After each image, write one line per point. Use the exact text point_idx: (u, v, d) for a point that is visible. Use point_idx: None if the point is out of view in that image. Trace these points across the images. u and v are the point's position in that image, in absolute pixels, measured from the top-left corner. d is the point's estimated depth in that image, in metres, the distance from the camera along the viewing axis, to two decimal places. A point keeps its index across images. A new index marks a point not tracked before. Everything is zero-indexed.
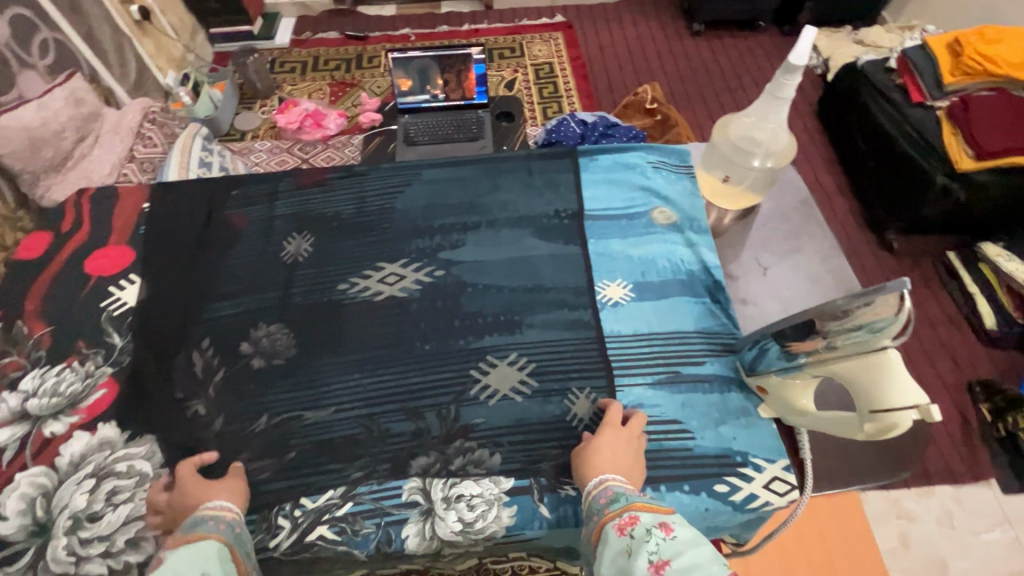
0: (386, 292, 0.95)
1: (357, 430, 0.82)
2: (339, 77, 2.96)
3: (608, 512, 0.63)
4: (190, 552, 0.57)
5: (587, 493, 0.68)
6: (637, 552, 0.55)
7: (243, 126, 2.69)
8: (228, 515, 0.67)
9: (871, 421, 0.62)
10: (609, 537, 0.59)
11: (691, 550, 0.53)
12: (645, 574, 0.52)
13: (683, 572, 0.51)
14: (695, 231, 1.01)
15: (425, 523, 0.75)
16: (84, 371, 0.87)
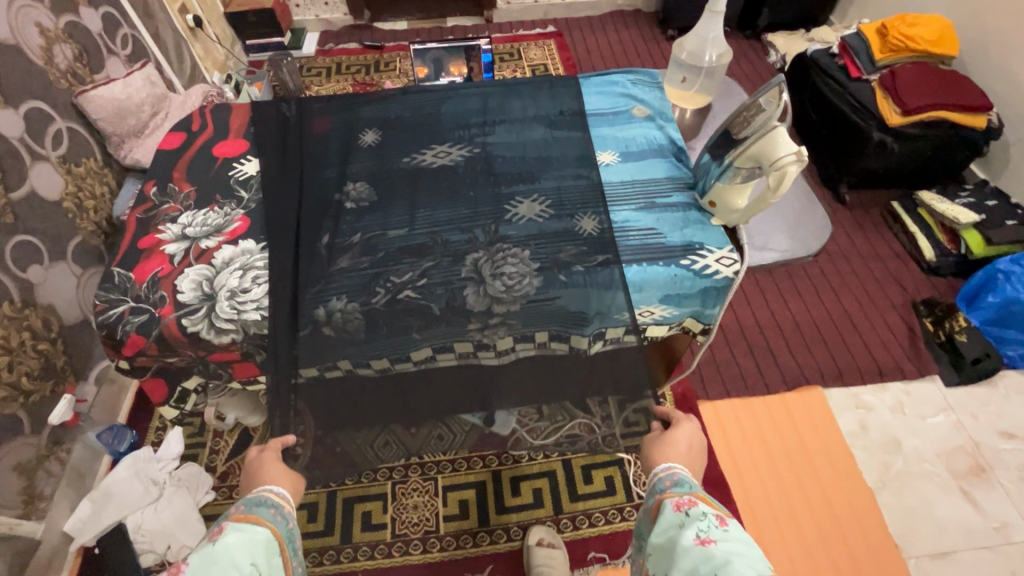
0: (439, 163, 1.30)
1: (426, 240, 1.15)
2: (360, 80, 3.39)
3: (670, 493, 0.87)
4: (244, 532, 0.73)
5: (657, 476, 0.94)
6: (689, 526, 0.77)
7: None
8: (284, 507, 0.85)
9: (773, 172, 0.96)
10: (668, 510, 0.83)
11: (738, 540, 0.72)
12: (691, 542, 0.73)
13: (724, 549, 0.70)
14: (664, 120, 1.36)
15: (480, 288, 1.08)
16: (223, 212, 1.20)
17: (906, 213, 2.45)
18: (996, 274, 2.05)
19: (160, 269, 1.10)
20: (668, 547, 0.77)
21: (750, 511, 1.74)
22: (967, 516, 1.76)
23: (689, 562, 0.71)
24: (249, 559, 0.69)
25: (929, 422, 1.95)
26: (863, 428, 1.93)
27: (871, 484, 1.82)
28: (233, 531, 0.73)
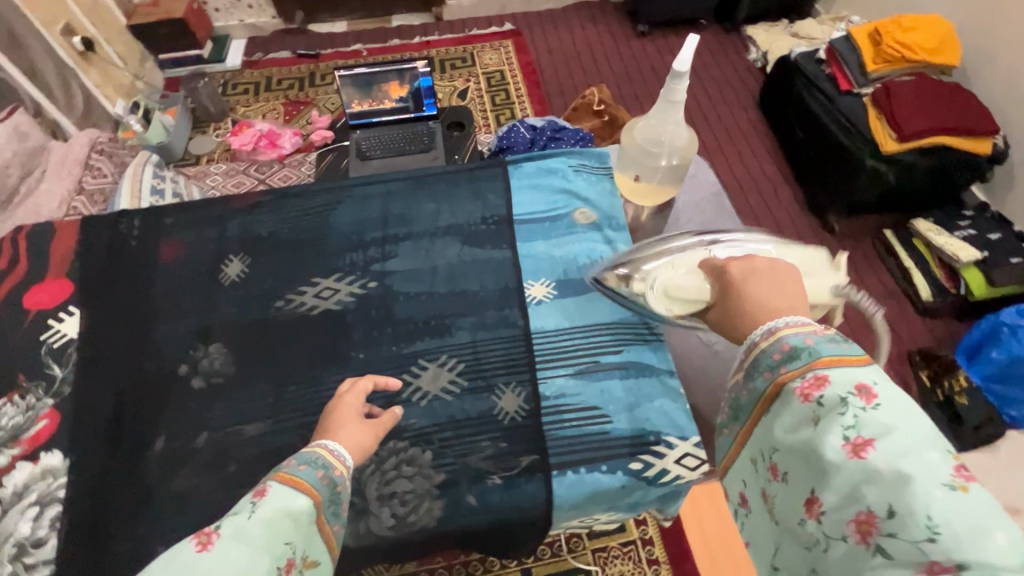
0: (321, 306, 1.00)
1: (295, 440, 0.86)
2: (293, 98, 2.71)
3: (785, 371, 0.55)
4: (285, 501, 0.57)
5: (762, 352, 0.58)
6: (825, 420, 0.49)
7: (196, 149, 2.44)
8: (337, 470, 0.66)
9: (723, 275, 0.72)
10: (790, 402, 0.53)
11: (901, 425, 0.46)
12: (840, 453, 0.47)
13: (893, 457, 0.44)
14: (612, 229, 1.07)
15: (361, 522, 0.79)
16: (24, 404, 0.89)
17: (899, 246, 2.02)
18: (998, 328, 1.62)
19: None
20: (806, 455, 0.50)
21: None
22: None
23: (842, 481, 0.46)
24: (283, 535, 0.54)
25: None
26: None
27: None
28: (273, 497, 0.57)
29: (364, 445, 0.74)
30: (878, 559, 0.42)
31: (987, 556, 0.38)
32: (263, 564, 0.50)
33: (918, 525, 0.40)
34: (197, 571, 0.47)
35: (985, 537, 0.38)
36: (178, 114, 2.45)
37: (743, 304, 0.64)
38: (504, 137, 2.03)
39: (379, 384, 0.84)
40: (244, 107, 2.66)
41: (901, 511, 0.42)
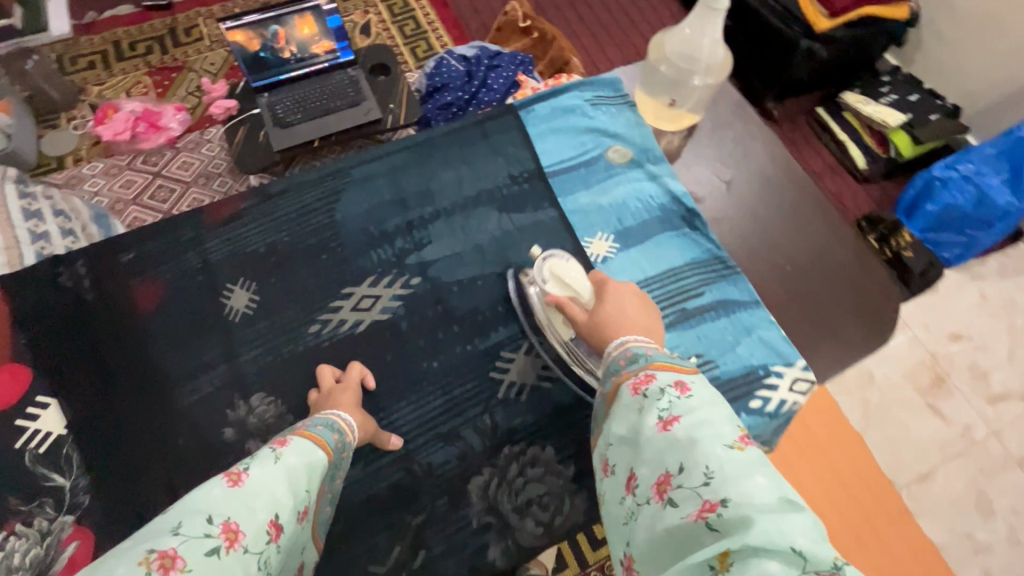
0: (366, 319, 0.85)
1: (400, 476, 0.76)
2: (161, 64, 1.70)
3: (625, 372, 0.58)
4: (305, 453, 0.57)
5: (617, 351, 0.62)
6: (647, 404, 0.53)
7: (55, 151, 1.52)
8: (349, 434, 0.67)
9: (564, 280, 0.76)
10: (622, 394, 0.56)
11: (706, 408, 0.51)
12: (654, 431, 0.51)
13: (692, 428, 0.49)
14: (653, 163, 0.99)
15: (507, 539, 0.73)
16: (33, 533, 0.68)
17: (833, 121, 1.73)
18: (930, 183, 1.50)
19: None
20: (629, 442, 0.53)
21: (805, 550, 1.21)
22: (938, 435, 1.39)
23: (653, 453, 0.50)
24: (303, 481, 0.55)
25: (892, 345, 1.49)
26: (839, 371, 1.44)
27: (856, 426, 1.38)
28: (296, 446, 0.57)
29: (363, 419, 0.73)
30: (672, 510, 0.46)
31: (751, 492, 0.43)
32: (285, 504, 0.51)
33: (699, 474, 0.46)
34: (236, 506, 0.47)
35: (749, 481, 0.44)
36: (8, 104, 1.43)
37: (609, 317, 0.67)
38: (433, 73, 1.50)
39: (364, 378, 0.80)
40: (98, 87, 1.64)
41: (691, 467, 0.47)
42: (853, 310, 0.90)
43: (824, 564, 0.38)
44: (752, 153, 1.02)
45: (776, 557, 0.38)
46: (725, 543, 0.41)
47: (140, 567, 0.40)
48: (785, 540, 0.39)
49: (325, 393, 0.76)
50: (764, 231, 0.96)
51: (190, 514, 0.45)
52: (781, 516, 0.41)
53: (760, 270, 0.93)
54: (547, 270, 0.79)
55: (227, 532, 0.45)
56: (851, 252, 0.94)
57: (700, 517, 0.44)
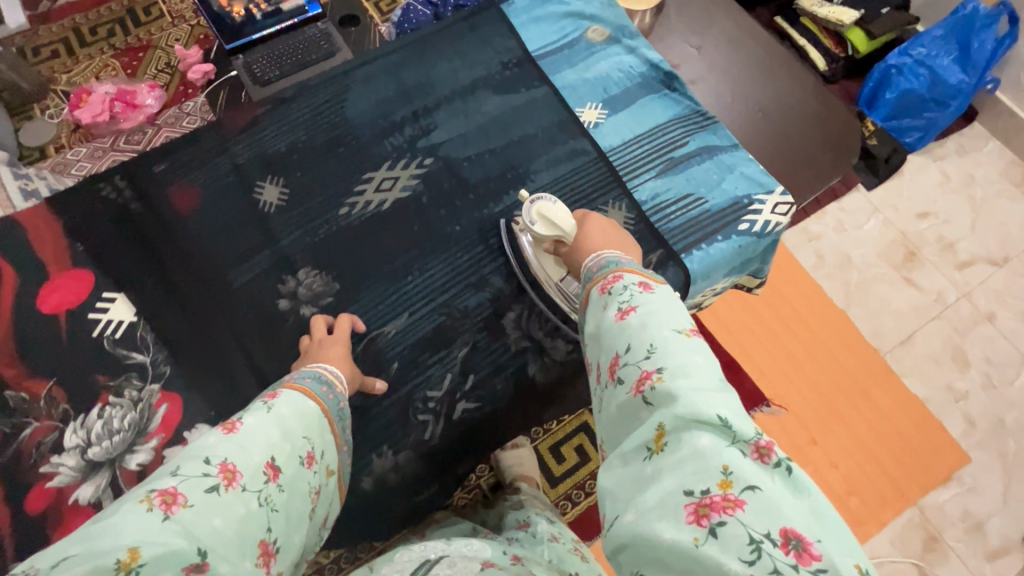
0: (389, 198, 0.94)
1: (441, 320, 0.86)
2: (126, 45, 1.53)
3: (597, 277, 0.66)
4: (296, 404, 0.60)
5: (597, 260, 0.69)
6: (610, 300, 0.62)
7: (36, 141, 1.40)
8: (338, 385, 0.69)
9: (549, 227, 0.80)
10: (592, 297, 0.64)
11: (662, 304, 0.58)
12: (614, 321, 0.59)
13: (645, 317, 0.57)
14: (629, 37, 1.07)
15: (543, 358, 0.84)
16: (127, 401, 0.79)
17: (791, 27, 1.75)
18: (887, 72, 1.58)
19: None
20: (593, 339, 0.62)
21: (773, 412, 1.37)
22: (914, 303, 1.52)
23: (611, 340, 0.59)
24: (300, 430, 0.59)
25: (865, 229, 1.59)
26: (819, 256, 1.56)
27: (839, 304, 1.51)
28: (287, 399, 0.60)
29: (352, 372, 0.76)
30: (622, 388, 0.54)
31: (691, 374, 0.51)
32: (280, 448, 0.55)
33: (643, 352, 0.54)
34: (227, 450, 0.51)
35: (689, 363, 0.52)
36: None
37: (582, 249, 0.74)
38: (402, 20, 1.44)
39: (354, 325, 0.83)
40: (67, 74, 1.48)
41: (638, 347, 0.55)
42: (821, 143, 1.01)
43: (751, 437, 0.46)
44: (715, 22, 1.11)
45: (704, 432, 0.46)
46: (659, 418, 0.49)
47: (143, 504, 0.45)
48: (713, 410, 0.48)
49: (317, 340, 0.79)
50: (735, 85, 1.05)
51: (188, 459, 0.49)
52: (713, 396, 0.49)
53: (736, 121, 1.03)
54: (535, 212, 0.81)
55: (224, 471, 0.49)
56: (812, 96, 1.05)
57: (641, 392, 0.52)
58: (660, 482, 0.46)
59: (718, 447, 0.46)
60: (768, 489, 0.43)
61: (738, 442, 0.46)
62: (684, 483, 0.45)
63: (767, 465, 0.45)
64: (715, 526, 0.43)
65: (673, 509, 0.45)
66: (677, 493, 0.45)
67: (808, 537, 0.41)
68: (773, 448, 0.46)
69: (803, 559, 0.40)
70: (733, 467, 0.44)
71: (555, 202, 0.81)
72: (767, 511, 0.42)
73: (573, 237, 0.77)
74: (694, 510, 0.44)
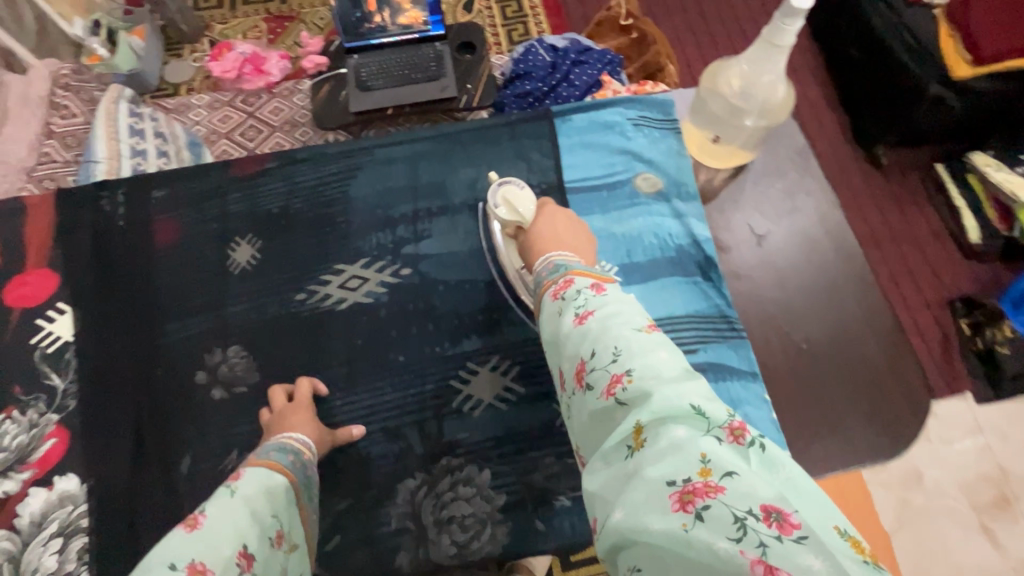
0: (349, 299, 0.87)
1: (336, 459, 0.77)
2: (278, 12, 1.72)
3: (548, 282, 0.60)
4: (263, 483, 0.60)
5: (545, 262, 0.64)
6: (566, 306, 0.55)
7: (174, 78, 1.61)
8: (306, 452, 0.69)
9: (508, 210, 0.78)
10: (544, 303, 0.58)
11: (618, 303, 0.54)
12: (572, 327, 0.53)
13: (605, 319, 0.51)
14: (682, 199, 0.91)
15: (419, 550, 0.73)
16: (26, 421, 0.80)
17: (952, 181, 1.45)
18: None
19: None
20: (553, 346, 0.56)
21: None
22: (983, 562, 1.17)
23: (572, 347, 0.52)
24: (268, 507, 0.58)
25: (954, 448, 1.25)
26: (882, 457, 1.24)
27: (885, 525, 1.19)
28: (251, 477, 0.60)
29: (318, 431, 0.74)
30: (591, 395, 0.48)
31: (657, 368, 0.46)
32: (252, 533, 0.53)
33: (609, 355, 0.49)
34: (195, 547, 0.49)
35: (655, 358, 0.46)
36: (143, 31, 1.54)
37: (539, 237, 0.70)
38: (519, 60, 1.40)
39: (315, 389, 0.80)
40: (222, 26, 1.69)
41: (602, 351, 0.49)
42: (869, 415, 0.79)
43: (722, 419, 0.42)
44: (797, 210, 0.91)
45: (679, 423, 0.41)
46: (635, 416, 0.43)
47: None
48: (683, 400, 0.43)
49: (276, 414, 0.75)
50: (787, 298, 0.85)
51: (150, 568, 0.46)
52: (683, 384, 0.45)
53: (769, 342, 0.84)
54: (500, 195, 0.79)
55: (193, 572, 0.46)
56: (882, 348, 0.83)
57: (612, 396, 0.46)
58: (643, 479, 0.40)
59: (693, 435, 0.40)
60: (747, 472, 0.38)
61: (712, 429, 0.41)
62: (665, 474, 0.39)
63: (742, 447, 0.40)
64: (701, 510, 0.36)
65: (657, 499, 0.38)
66: (659, 484, 0.39)
67: (788, 508, 0.35)
68: (745, 428, 0.41)
69: (786, 529, 0.34)
70: (712, 455, 0.39)
71: (523, 187, 0.80)
72: (749, 490, 0.36)
73: (532, 223, 0.75)
74: (678, 499, 0.37)
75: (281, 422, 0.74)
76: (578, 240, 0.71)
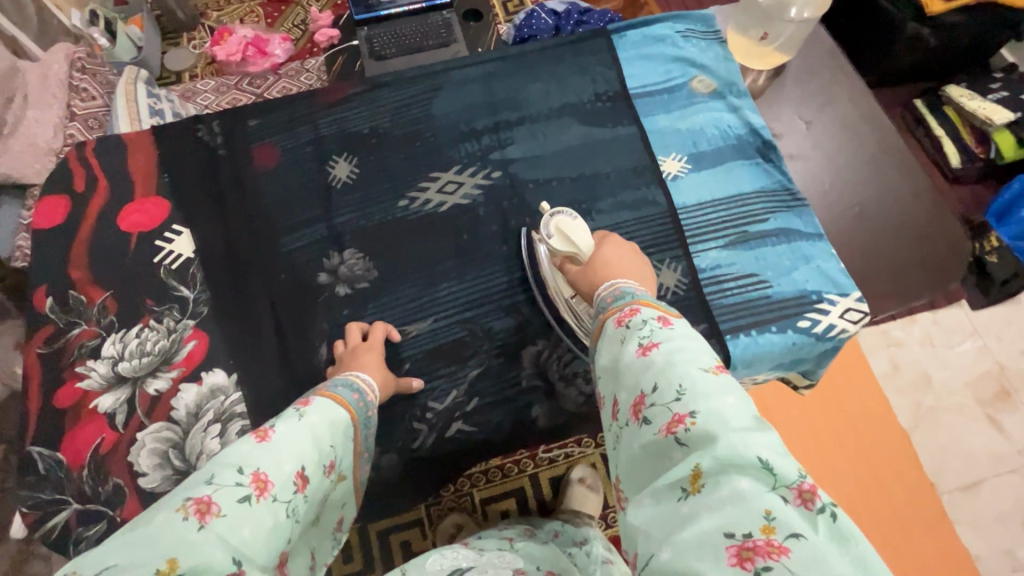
0: (448, 201, 0.94)
1: (462, 334, 0.85)
2: None
3: (611, 309, 0.58)
4: (329, 414, 0.58)
5: (610, 288, 0.62)
6: (628, 334, 0.53)
7: (175, 66, 1.56)
8: (369, 395, 0.67)
9: (561, 249, 0.76)
10: (605, 327, 0.56)
11: (685, 340, 0.51)
12: (633, 356, 0.51)
13: (671, 354, 0.49)
14: (735, 95, 1.02)
15: (552, 403, 0.82)
16: (164, 328, 0.85)
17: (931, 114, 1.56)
18: None
19: (101, 440, 0.78)
20: (608, 374, 0.54)
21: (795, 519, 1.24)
22: (992, 448, 1.31)
23: (631, 376, 0.50)
24: (331, 438, 0.57)
25: (956, 351, 1.39)
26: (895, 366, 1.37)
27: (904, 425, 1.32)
28: (320, 406, 0.58)
29: (385, 377, 0.76)
30: (647, 430, 0.46)
31: (724, 415, 0.44)
32: (312, 458, 0.53)
33: (672, 393, 0.46)
34: (258, 459, 0.49)
35: (721, 402, 0.44)
36: (141, 18, 1.49)
37: (602, 264, 0.70)
38: (522, 24, 1.46)
39: (388, 334, 0.83)
40: (218, 12, 1.66)
41: (666, 387, 0.47)
42: (918, 260, 0.91)
43: (792, 481, 0.40)
44: (835, 99, 1.03)
45: (744, 477, 0.40)
46: (696, 459, 0.42)
47: (178, 513, 0.43)
48: (751, 452, 0.41)
49: (350, 349, 0.80)
50: (837, 173, 0.97)
51: (222, 466, 0.48)
52: (754, 435, 0.42)
53: (829, 208, 0.95)
54: (554, 225, 0.77)
55: (257, 481, 0.48)
56: (924, 205, 0.95)
57: (672, 434, 0.44)
58: (697, 526, 0.39)
59: (759, 489, 0.39)
60: (814, 540, 0.37)
61: (778, 487, 0.40)
62: (726, 525, 0.38)
63: (812, 513, 0.38)
64: (761, 571, 0.36)
65: (712, 550, 0.38)
66: (715, 534, 0.38)
67: None
68: (817, 493, 0.39)
69: None
70: (777, 513, 0.38)
71: (576, 219, 0.78)
72: (817, 562, 0.35)
73: (590, 256, 0.73)
74: (735, 553, 0.37)
75: (353, 359, 0.77)
76: (642, 275, 0.69)
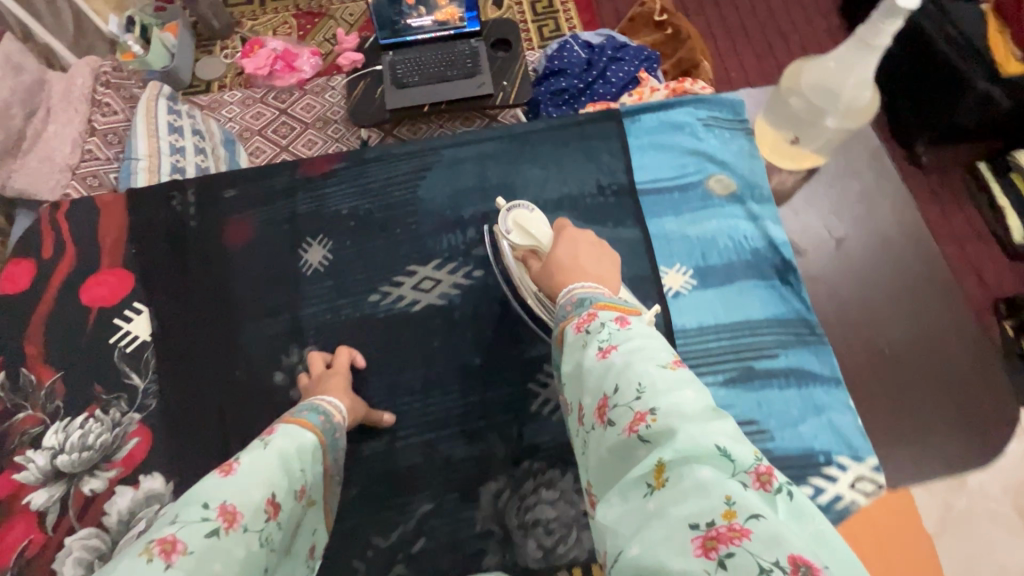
0: (423, 301, 0.86)
1: (417, 460, 0.77)
2: (308, 9, 1.61)
3: (570, 316, 0.53)
4: (295, 439, 0.56)
5: (568, 293, 0.56)
6: (587, 338, 0.49)
7: (205, 75, 1.50)
8: (336, 416, 0.66)
9: (522, 241, 0.75)
10: (565, 336, 0.51)
11: (645, 338, 0.47)
12: (594, 361, 0.46)
13: (630, 353, 0.45)
14: (756, 201, 0.90)
15: (507, 553, 0.72)
16: (109, 420, 0.80)
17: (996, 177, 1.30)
18: None
19: (26, 543, 0.73)
20: (573, 382, 0.49)
21: None
22: None
23: (593, 380, 0.46)
24: (299, 464, 0.55)
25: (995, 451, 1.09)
26: None
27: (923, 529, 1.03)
28: (282, 436, 0.56)
29: (353, 401, 0.74)
30: (612, 431, 0.42)
31: (681, 405, 0.40)
32: (283, 484, 0.52)
33: (632, 391, 0.42)
34: (230, 489, 0.48)
35: (679, 395, 0.40)
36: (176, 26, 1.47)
37: (557, 258, 0.61)
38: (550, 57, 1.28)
39: (355, 359, 0.81)
40: (252, 23, 1.59)
41: (625, 386, 0.43)
42: (954, 420, 0.78)
43: (750, 463, 0.36)
44: (873, 209, 0.89)
45: (704, 465, 0.36)
46: (657, 454, 0.38)
47: (141, 556, 0.41)
48: (708, 440, 0.37)
49: (315, 378, 0.77)
50: (866, 300, 0.84)
51: (186, 505, 0.46)
52: (711, 423, 0.39)
53: (851, 345, 0.82)
54: (511, 219, 0.76)
55: (225, 513, 0.46)
56: (967, 349, 0.82)
57: (633, 432, 0.40)
58: (663, 520, 0.35)
59: (719, 477, 0.35)
60: (776, 519, 0.33)
61: (738, 473, 0.36)
62: (688, 516, 0.34)
63: (770, 495, 0.34)
64: (725, 557, 0.31)
65: (679, 542, 0.33)
66: (681, 526, 0.34)
67: (820, 562, 0.30)
68: (774, 474, 0.36)
69: None
70: (738, 497, 0.34)
71: (533, 210, 0.77)
72: (778, 537, 0.31)
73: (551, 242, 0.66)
74: (701, 543, 0.32)
75: (319, 384, 0.74)
76: (603, 267, 0.60)
